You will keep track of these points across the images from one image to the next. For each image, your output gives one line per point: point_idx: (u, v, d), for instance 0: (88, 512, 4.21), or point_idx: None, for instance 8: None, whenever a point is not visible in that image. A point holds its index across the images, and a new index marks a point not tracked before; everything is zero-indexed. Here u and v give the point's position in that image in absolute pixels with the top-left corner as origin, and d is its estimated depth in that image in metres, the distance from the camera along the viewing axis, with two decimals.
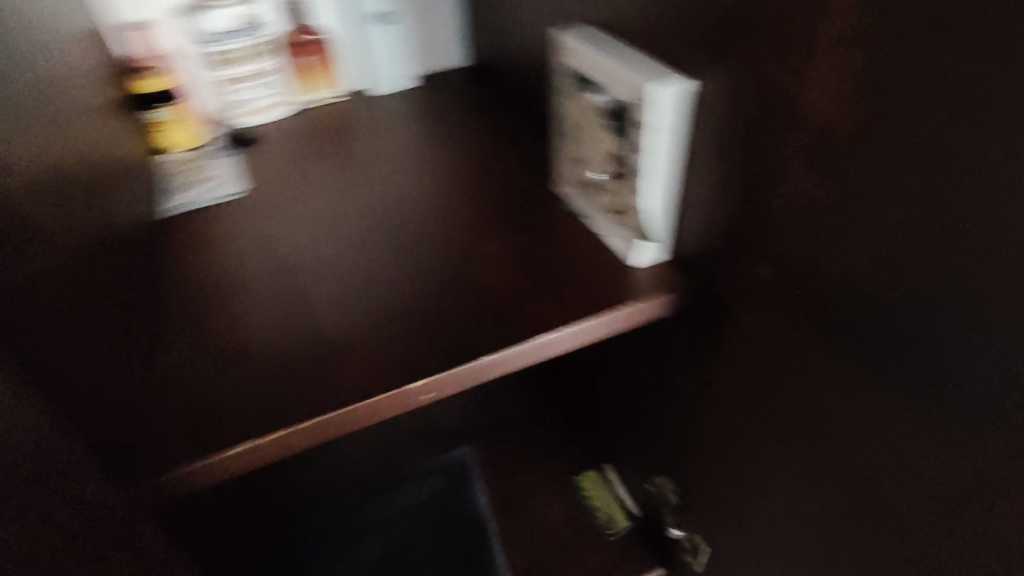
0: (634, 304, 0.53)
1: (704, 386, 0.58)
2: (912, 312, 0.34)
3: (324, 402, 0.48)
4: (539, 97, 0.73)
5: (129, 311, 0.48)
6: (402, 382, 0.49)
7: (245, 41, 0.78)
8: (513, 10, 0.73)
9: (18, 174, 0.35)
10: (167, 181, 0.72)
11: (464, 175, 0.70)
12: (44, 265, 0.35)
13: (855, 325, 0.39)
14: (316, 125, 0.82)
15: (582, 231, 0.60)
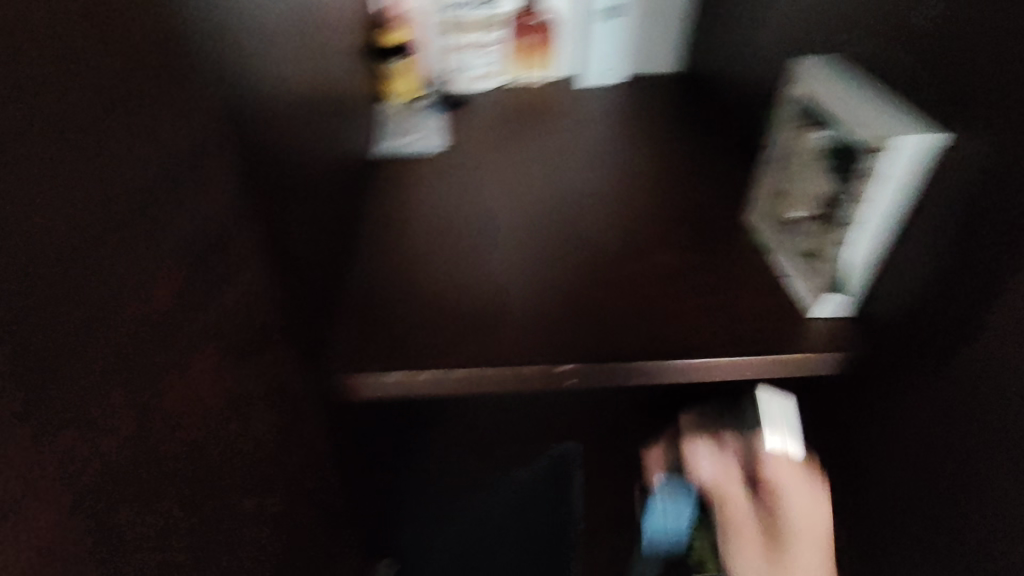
0: (802, 354, 0.50)
1: (857, 467, 0.52)
2: None
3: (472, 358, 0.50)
4: (753, 120, 0.69)
5: (336, 230, 0.54)
6: (545, 363, 0.50)
7: (481, 13, 0.83)
8: (748, 27, 0.71)
9: (290, 91, 0.41)
10: (385, 125, 0.79)
11: (653, 181, 0.69)
12: (289, 173, 0.41)
13: None
14: (521, 102, 0.86)
15: (764, 266, 0.57)
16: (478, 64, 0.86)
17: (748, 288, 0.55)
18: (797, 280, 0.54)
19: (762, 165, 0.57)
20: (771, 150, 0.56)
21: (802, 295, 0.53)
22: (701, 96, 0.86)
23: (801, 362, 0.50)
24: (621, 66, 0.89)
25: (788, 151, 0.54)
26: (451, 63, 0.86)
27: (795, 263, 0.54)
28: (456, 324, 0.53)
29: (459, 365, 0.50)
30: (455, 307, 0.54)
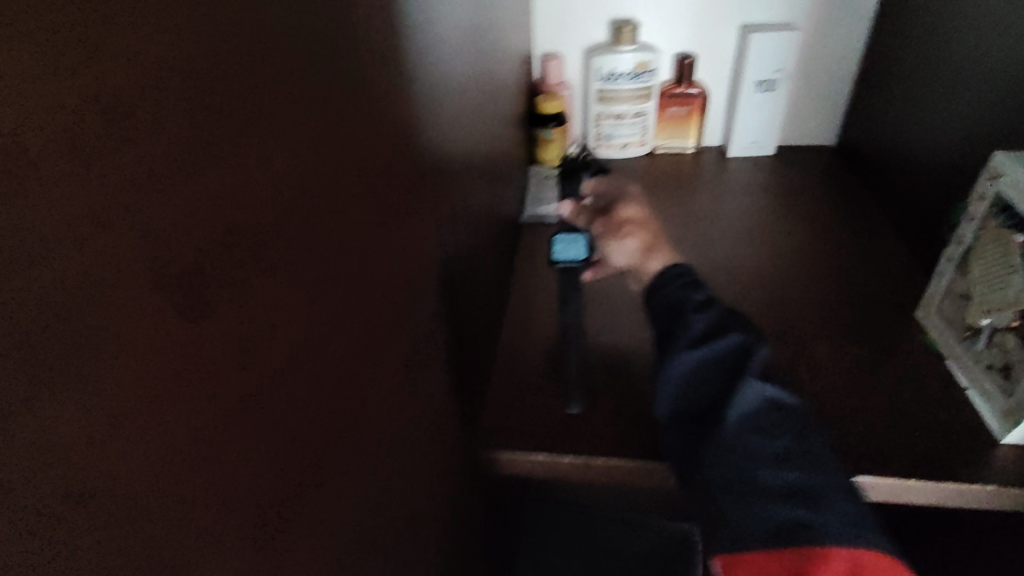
0: (1002, 487, 0.44)
1: None
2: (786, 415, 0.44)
3: (617, 445, 0.50)
4: (926, 203, 0.65)
5: (490, 300, 0.58)
6: None
7: (637, 84, 0.84)
8: (921, 105, 0.67)
9: (462, 178, 0.45)
10: (534, 190, 0.82)
11: (808, 265, 0.65)
12: (459, 253, 0.44)
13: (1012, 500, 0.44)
14: (667, 170, 0.86)
15: (940, 370, 0.52)
16: (626, 133, 0.87)
17: (924, 395, 0.50)
18: (985, 396, 0.48)
19: (944, 262, 0.52)
20: (959, 246, 0.51)
21: (992, 415, 0.47)
22: (858, 169, 0.81)
23: (964, 494, 0.44)
24: (771, 137, 0.87)
25: (977, 252, 0.49)
26: (600, 131, 0.88)
27: (983, 377, 0.48)
28: (599, 405, 0.53)
29: (604, 451, 0.50)
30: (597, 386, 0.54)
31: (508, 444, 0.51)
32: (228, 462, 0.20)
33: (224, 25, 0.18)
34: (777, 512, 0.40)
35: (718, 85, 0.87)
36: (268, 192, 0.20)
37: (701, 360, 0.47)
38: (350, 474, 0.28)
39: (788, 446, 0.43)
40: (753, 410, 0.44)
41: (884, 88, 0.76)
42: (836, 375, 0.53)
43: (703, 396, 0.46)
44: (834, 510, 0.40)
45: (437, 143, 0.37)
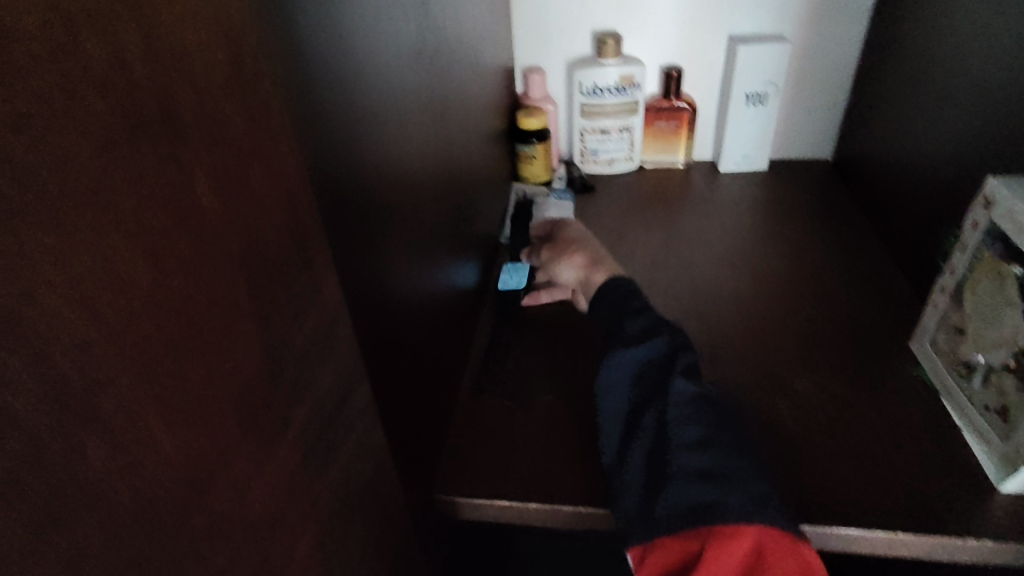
0: (999, 542, 0.40)
1: None
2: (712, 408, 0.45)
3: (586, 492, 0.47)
4: (920, 224, 0.61)
5: (457, 330, 0.55)
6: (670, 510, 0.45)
7: (623, 98, 0.81)
8: (915, 120, 0.64)
9: (416, 205, 0.43)
10: (515, 208, 0.79)
11: (795, 292, 0.62)
12: (411, 288, 0.41)
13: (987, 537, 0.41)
14: (654, 186, 0.83)
15: (934, 408, 0.49)
16: (612, 149, 0.85)
17: (917, 438, 0.47)
18: (982, 440, 0.45)
19: (937, 292, 0.49)
20: (952, 277, 0.48)
21: (989, 460, 0.44)
22: (851, 188, 0.78)
23: (953, 548, 0.41)
24: (763, 153, 0.84)
25: (972, 283, 0.46)
26: (585, 147, 0.85)
27: (979, 419, 0.45)
28: (570, 446, 0.50)
29: (572, 498, 0.46)
30: (568, 425, 0.51)
31: (474, 488, 0.47)
32: (146, 542, 0.19)
33: (161, 111, 0.19)
34: (686, 494, 0.40)
35: (707, 99, 0.84)
36: (196, 262, 0.21)
37: (635, 361, 0.48)
38: (302, 508, 0.28)
39: (707, 434, 0.43)
40: (677, 406, 0.44)
41: (877, 104, 0.73)
42: (822, 415, 0.49)
43: (636, 394, 0.47)
44: (743, 491, 0.40)
45: (377, 175, 0.34)
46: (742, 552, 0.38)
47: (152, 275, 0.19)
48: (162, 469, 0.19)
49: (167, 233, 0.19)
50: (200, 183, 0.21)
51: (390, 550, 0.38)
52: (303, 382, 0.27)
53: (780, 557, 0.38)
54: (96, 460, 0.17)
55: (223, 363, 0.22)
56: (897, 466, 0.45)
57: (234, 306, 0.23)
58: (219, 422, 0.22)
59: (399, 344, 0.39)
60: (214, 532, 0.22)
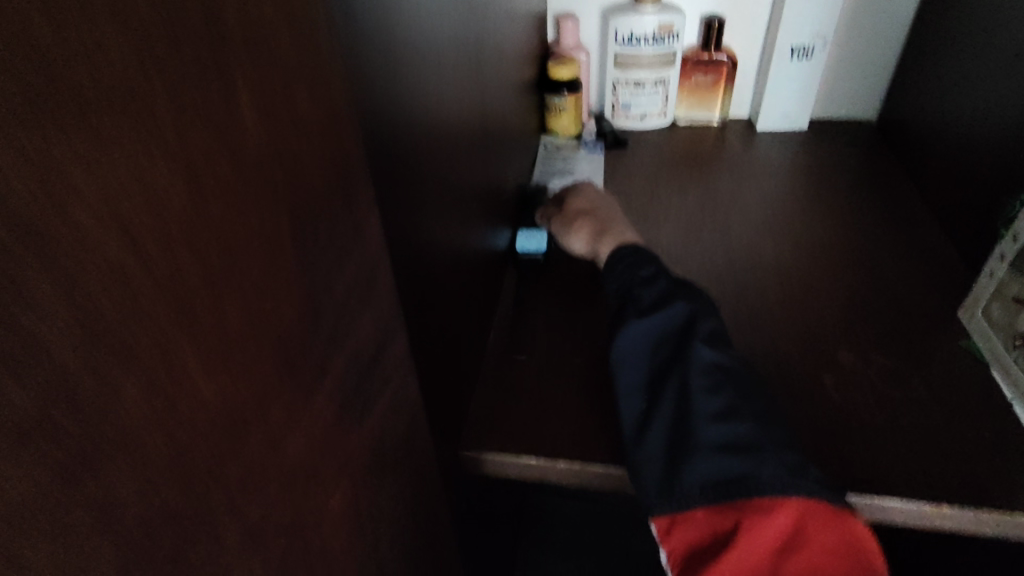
0: None
1: None
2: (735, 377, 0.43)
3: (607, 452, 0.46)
4: (975, 189, 0.58)
5: (485, 284, 0.53)
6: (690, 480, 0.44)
7: (659, 49, 0.77)
8: (976, 77, 0.60)
9: (449, 151, 0.40)
10: (543, 162, 0.77)
11: (837, 258, 0.59)
12: (444, 239, 0.40)
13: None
14: (688, 144, 0.80)
15: (981, 380, 0.47)
16: (645, 103, 0.81)
17: (964, 410, 0.45)
18: None
19: (995, 259, 0.47)
20: (1014, 244, 0.45)
21: None
22: (898, 152, 0.74)
23: (993, 524, 0.40)
24: (804, 112, 0.80)
25: None
26: (617, 100, 0.81)
27: None
28: (600, 408, 0.48)
29: (602, 459, 0.45)
30: (598, 385, 0.50)
31: (502, 444, 0.46)
32: (181, 493, 0.18)
33: (202, 29, 0.17)
34: (714, 467, 0.39)
35: (748, 52, 0.80)
36: (230, 201, 0.19)
37: (651, 327, 0.46)
38: (336, 457, 0.27)
39: (732, 402, 0.41)
40: (699, 376, 0.42)
41: (932, 61, 0.69)
42: (865, 385, 0.47)
43: (654, 363, 0.45)
44: (775, 464, 0.39)
45: (414, 114, 0.32)
46: (781, 526, 0.37)
47: (186, 213, 0.17)
48: (195, 420, 0.18)
49: (202, 166, 0.18)
50: (237, 114, 0.19)
51: (418, 507, 0.37)
52: (339, 331, 0.26)
53: (820, 528, 0.37)
54: (128, 407, 0.16)
55: (258, 312, 0.21)
56: (940, 439, 0.43)
57: (272, 252, 0.21)
58: (253, 374, 0.21)
59: (433, 295, 0.37)
60: (246, 490, 0.21)
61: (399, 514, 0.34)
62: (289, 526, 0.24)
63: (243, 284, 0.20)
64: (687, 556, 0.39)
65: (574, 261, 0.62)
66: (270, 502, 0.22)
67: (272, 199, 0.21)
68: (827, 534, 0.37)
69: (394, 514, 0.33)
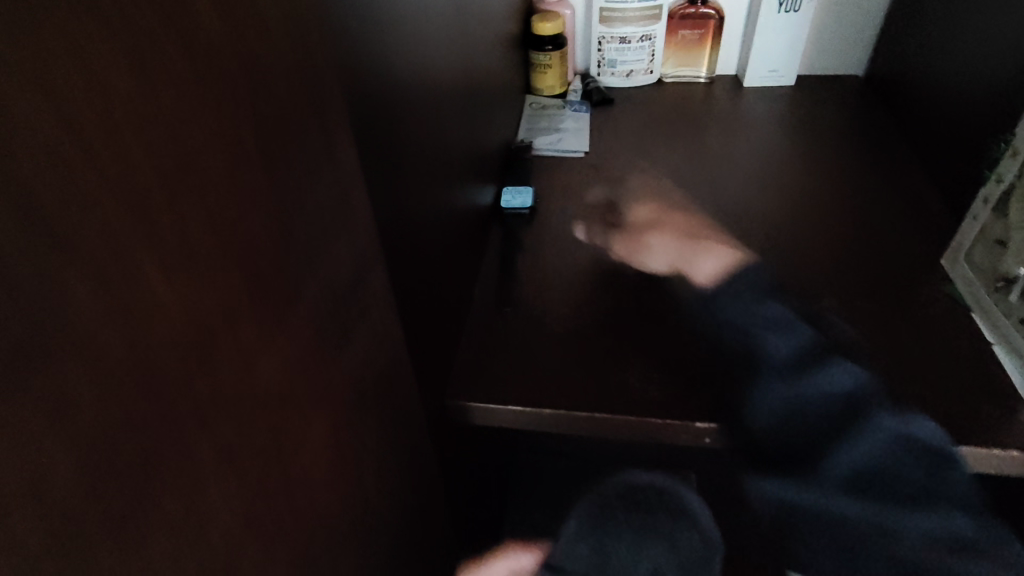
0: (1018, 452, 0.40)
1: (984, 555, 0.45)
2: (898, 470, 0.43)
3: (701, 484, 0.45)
4: (961, 138, 0.58)
5: (470, 237, 0.53)
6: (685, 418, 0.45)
7: (645, 3, 0.76)
8: (963, 25, 0.59)
9: (428, 93, 0.39)
10: (529, 121, 0.75)
11: (823, 210, 0.59)
12: (424, 184, 0.39)
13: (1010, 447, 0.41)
14: (675, 101, 0.79)
15: (962, 324, 0.47)
16: (631, 60, 0.80)
17: (944, 352, 0.46)
18: (1015, 354, 0.44)
19: (979, 203, 0.47)
20: (999, 186, 0.45)
21: (1021, 373, 0.43)
22: (887, 105, 0.73)
23: (980, 459, 0.41)
24: (792, 67, 0.79)
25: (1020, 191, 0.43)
26: (603, 57, 0.80)
27: (1016, 333, 0.44)
28: (586, 357, 0.48)
29: (587, 405, 0.45)
30: (583, 336, 0.50)
31: (487, 393, 0.46)
32: (140, 406, 0.18)
33: None
34: (923, 523, 0.44)
35: (735, 6, 0.79)
36: (181, 105, 0.18)
37: (790, 393, 0.45)
38: (312, 386, 0.26)
39: (896, 466, 0.42)
40: (885, 453, 0.42)
41: (920, 11, 0.68)
42: (848, 330, 0.48)
43: (808, 422, 0.44)
44: (946, 512, 0.43)
45: (390, 47, 0.31)
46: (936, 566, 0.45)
47: (131, 112, 0.16)
48: (152, 330, 0.18)
49: (146, 64, 0.17)
50: (185, 11, 0.18)
51: (401, 449, 0.37)
52: (311, 259, 0.25)
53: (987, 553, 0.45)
54: (72, 307, 0.15)
55: (219, 226, 0.20)
56: (920, 381, 0.44)
57: (232, 164, 0.20)
58: (216, 292, 0.20)
59: (415, 240, 0.37)
60: (215, 410, 0.21)
61: (383, 455, 0.34)
62: (263, 449, 0.24)
63: (206, 194, 0.19)
64: None
65: (560, 217, 0.61)
66: (244, 426, 0.22)
67: (235, 110, 0.20)
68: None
69: (378, 454, 0.33)
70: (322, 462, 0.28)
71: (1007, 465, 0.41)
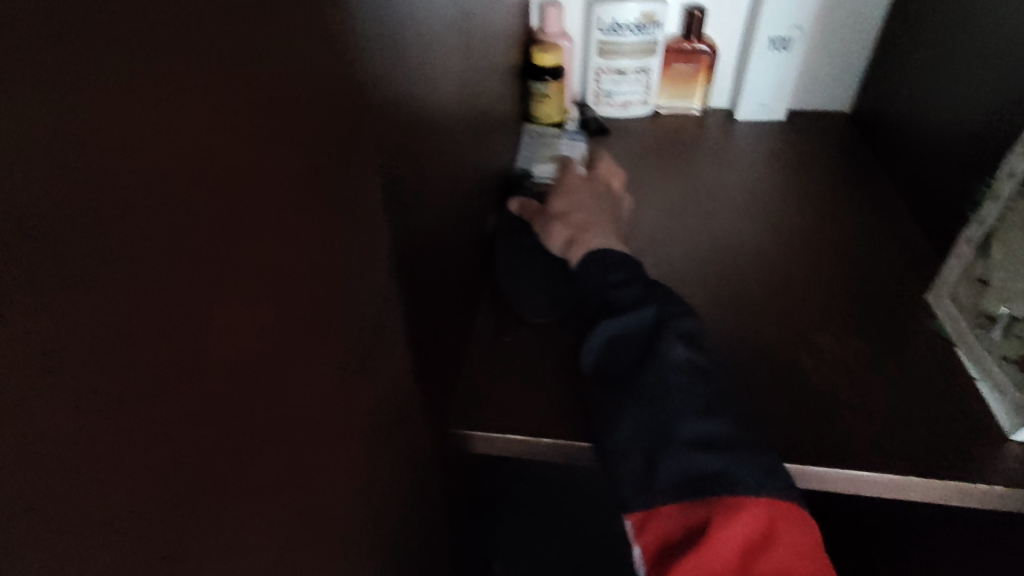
0: (992, 487, 0.42)
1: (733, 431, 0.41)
2: (657, 421, 0.42)
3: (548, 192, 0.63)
4: (946, 180, 0.61)
5: (472, 266, 0.54)
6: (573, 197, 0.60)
7: (640, 37, 0.78)
8: (947, 72, 0.62)
9: (443, 128, 0.41)
10: (527, 149, 0.77)
11: (811, 244, 0.62)
12: (436, 218, 0.40)
13: (988, 484, 0.42)
14: (667, 133, 0.81)
15: (946, 360, 0.50)
16: (627, 92, 0.82)
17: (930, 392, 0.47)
18: (999, 391, 0.45)
19: (962, 244, 0.49)
20: (981, 229, 0.47)
21: (1004, 410, 0.45)
22: (874, 146, 0.76)
23: (966, 493, 0.42)
24: (781, 102, 0.81)
25: (1004, 236, 0.45)
26: (600, 88, 0.82)
27: (998, 371, 0.45)
28: (573, 389, 0.51)
29: (583, 435, 0.48)
30: (577, 370, 0.52)
31: (485, 422, 0.49)
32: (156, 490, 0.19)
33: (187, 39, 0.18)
34: (692, 464, 0.40)
35: (728, 43, 0.81)
36: (234, 154, 0.20)
37: (616, 334, 0.48)
38: (318, 406, 0.28)
39: (701, 418, 0.42)
40: (685, 423, 0.41)
41: (904, 54, 0.71)
42: (832, 364, 0.50)
43: (621, 356, 0.47)
44: (719, 474, 0.40)
45: (407, 90, 0.32)
46: (752, 522, 0.38)
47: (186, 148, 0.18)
48: (188, 343, 0.19)
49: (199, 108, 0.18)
50: (233, 60, 0.19)
51: (403, 474, 0.39)
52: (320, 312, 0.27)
53: (789, 532, 0.38)
54: (126, 312, 0.17)
55: (246, 264, 0.21)
56: (903, 415, 0.46)
57: (262, 205, 0.22)
58: (236, 329, 0.21)
59: (424, 275, 0.38)
60: (240, 432, 0.22)
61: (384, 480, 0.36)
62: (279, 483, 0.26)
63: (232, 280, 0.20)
64: (662, 547, 0.40)
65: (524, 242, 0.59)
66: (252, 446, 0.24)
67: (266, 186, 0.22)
68: (795, 533, 0.39)
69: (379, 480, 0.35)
70: (329, 489, 0.31)
71: (991, 497, 0.42)
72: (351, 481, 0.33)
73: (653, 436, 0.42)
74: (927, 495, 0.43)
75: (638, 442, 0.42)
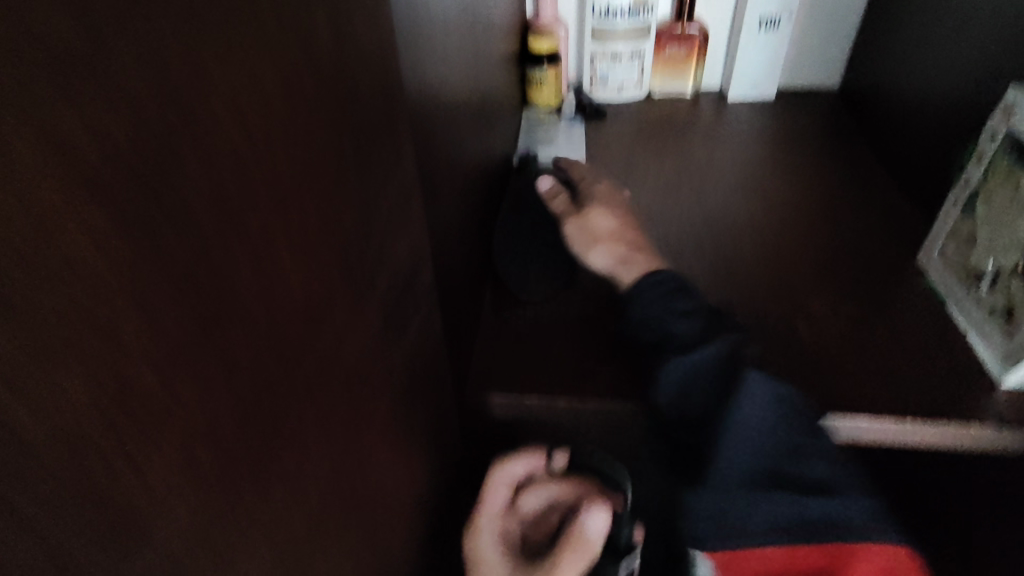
0: (975, 427, 0.45)
1: (829, 470, 0.42)
2: (758, 464, 0.42)
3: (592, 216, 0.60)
4: (932, 149, 0.63)
5: (482, 244, 0.57)
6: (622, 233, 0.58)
7: (633, 22, 0.80)
8: (929, 46, 0.65)
9: (455, 106, 0.43)
10: (526, 134, 0.79)
11: (804, 215, 0.64)
12: (451, 191, 0.42)
13: (975, 424, 0.45)
14: (663, 115, 0.83)
15: (935, 316, 0.52)
16: (621, 76, 0.84)
17: (916, 346, 0.50)
18: (986, 341, 0.48)
19: (949, 205, 0.51)
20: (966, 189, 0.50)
21: (992, 359, 0.47)
22: (862, 121, 0.78)
23: (956, 435, 0.45)
24: (771, 82, 0.83)
25: (988, 194, 0.47)
26: (595, 73, 0.84)
27: (984, 322, 0.48)
28: (583, 355, 0.53)
29: (595, 396, 0.50)
30: (584, 338, 0.55)
31: (500, 388, 0.51)
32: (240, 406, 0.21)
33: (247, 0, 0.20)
34: (794, 508, 0.41)
35: (719, 27, 0.84)
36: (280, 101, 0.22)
37: (695, 364, 0.46)
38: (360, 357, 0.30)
39: (797, 459, 0.42)
40: (783, 465, 0.42)
41: (887, 32, 0.73)
42: (828, 323, 0.53)
43: (699, 387, 0.46)
44: (823, 518, 0.41)
45: (424, 65, 0.34)
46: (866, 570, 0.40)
47: (245, 94, 0.20)
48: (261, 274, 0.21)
49: (256, 60, 0.20)
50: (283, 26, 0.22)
51: (427, 431, 0.42)
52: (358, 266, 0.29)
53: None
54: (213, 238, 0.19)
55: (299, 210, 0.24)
56: (895, 366, 0.49)
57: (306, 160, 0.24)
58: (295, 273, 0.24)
59: (442, 244, 0.40)
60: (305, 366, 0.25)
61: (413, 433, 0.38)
62: (334, 419, 0.28)
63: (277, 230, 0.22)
64: None
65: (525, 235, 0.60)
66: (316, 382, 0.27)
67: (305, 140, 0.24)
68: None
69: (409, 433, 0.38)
70: (372, 435, 0.33)
71: (973, 437, 0.45)
72: (389, 432, 0.35)
73: (754, 481, 0.42)
74: (914, 439, 0.46)
75: (735, 486, 0.42)
